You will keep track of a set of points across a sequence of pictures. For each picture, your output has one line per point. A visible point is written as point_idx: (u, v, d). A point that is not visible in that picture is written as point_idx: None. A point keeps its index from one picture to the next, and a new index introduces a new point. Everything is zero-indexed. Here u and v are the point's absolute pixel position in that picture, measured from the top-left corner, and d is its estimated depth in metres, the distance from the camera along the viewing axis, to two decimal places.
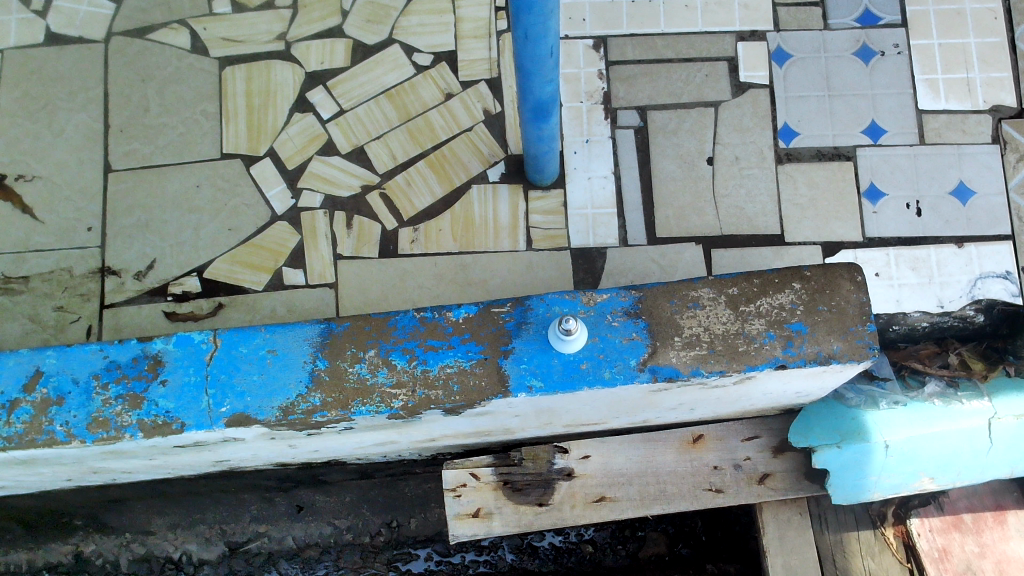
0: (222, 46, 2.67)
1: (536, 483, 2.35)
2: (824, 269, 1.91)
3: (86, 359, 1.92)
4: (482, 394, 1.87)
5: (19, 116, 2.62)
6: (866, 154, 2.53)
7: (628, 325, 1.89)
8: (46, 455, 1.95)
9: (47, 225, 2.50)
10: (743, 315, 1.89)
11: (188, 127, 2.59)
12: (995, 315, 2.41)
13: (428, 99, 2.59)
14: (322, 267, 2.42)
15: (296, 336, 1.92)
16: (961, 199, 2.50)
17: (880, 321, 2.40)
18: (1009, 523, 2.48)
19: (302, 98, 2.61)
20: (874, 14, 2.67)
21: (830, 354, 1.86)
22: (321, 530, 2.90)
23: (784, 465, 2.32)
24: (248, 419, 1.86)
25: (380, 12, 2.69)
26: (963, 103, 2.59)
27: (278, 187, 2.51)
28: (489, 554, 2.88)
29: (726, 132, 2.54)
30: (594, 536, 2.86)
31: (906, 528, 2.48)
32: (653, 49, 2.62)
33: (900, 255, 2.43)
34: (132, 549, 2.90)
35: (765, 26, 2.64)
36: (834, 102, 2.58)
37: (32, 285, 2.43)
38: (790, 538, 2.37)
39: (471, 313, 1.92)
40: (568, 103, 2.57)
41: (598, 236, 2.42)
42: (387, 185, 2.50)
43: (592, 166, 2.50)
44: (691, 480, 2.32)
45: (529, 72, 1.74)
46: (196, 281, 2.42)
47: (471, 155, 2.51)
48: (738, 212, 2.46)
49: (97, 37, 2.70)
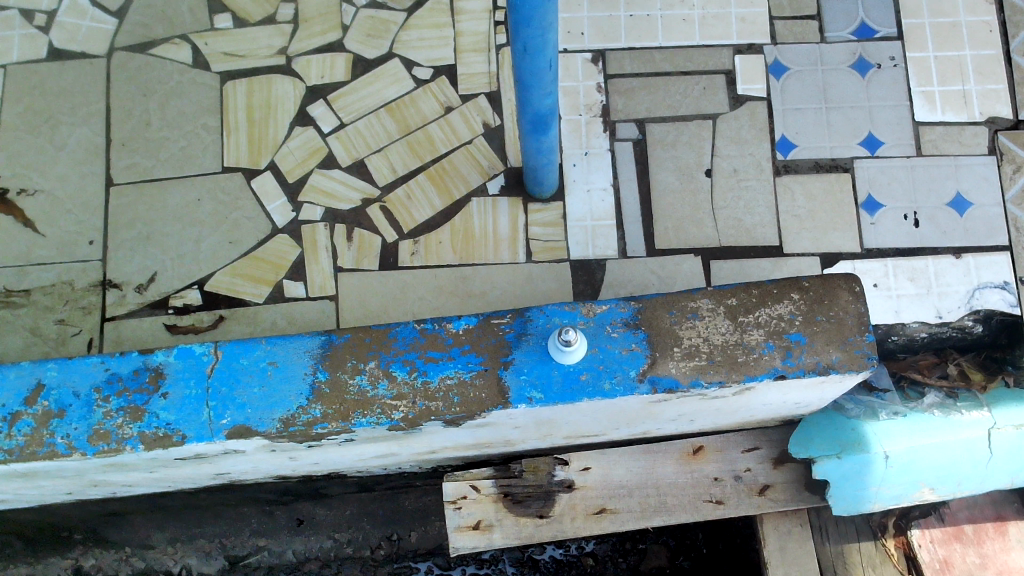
0: (223, 60, 2.70)
1: (536, 495, 2.34)
2: (823, 280, 1.91)
3: (87, 371, 1.92)
4: (482, 406, 1.87)
5: (22, 131, 2.64)
6: (864, 165, 2.54)
7: (628, 336, 1.90)
8: (47, 467, 1.95)
9: (49, 239, 2.51)
10: (743, 325, 1.89)
11: (189, 141, 2.61)
12: (994, 325, 2.42)
13: (428, 112, 2.61)
14: (323, 279, 2.43)
15: (296, 348, 1.92)
16: (959, 210, 2.51)
17: (879, 332, 2.40)
18: (1010, 534, 2.47)
19: (303, 112, 2.63)
20: (870, 27, 2.69)
21: (829, 364, 1.87)
22: (321, 544, 2.89)
23: (784, 477, 2.32)
24: (248, 431, 1.87)
25: (380, 26, 2.72)
26: (959, 114, 2.61)
27: (278, 200, 2.52)
28: (490, 567, 2.87)
29: (724, 144, 2.55)
30: (595, 548, 2.86)
31: (907, 539, 2.47)
32: (651, 62, 2.64)
33: (898, 265, 2.44)
34: (132, 563, 2.89)
35: (762, 39, 2.67)
36: (831, 114, 2.60)
37: (34, 298, 2.44)
38: (791, 550, 2.37)
39: (471, 324, 1.93)
40: (568, 116, 2.59)
41: (598, 248, 2.43)
42: (388, 198, 2.51)
43: (591, 179, 2.51)
44: (691, 491, 2.32)
45: (529, 84, 1.76)
46: (197, 294, 2.43)
47: (471, 168, 2.53)
48: (737, 223, 2.47)
49: (100, 52, 2.72)
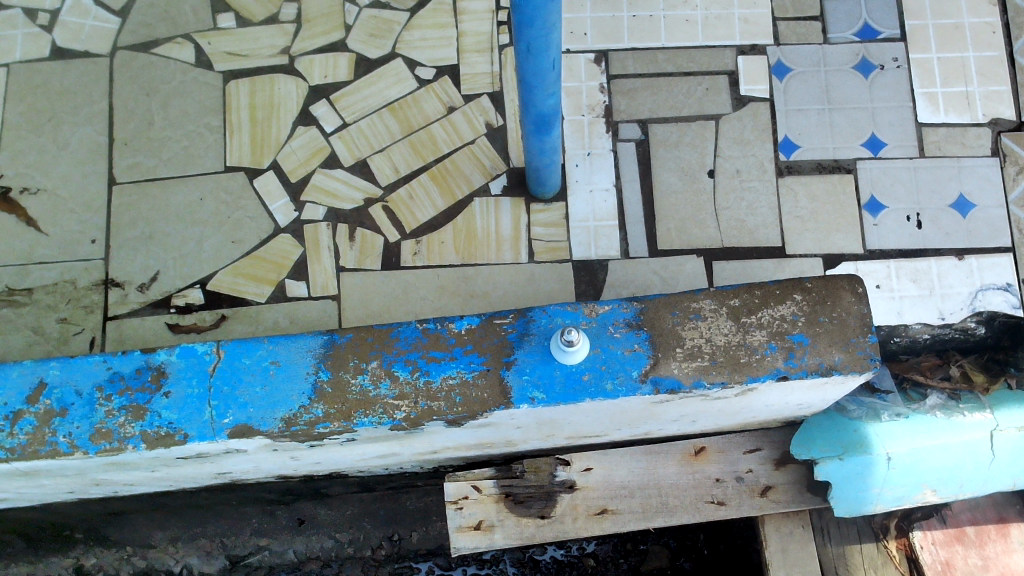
0: (226, 59, 2.70)
1: (537, 496, 2.34)
2: (826, 281, 1.91)
3: (90, 370, 1.92)
4: (484, 406, 1.87)
5: (24, 130, 2.64)
6: (866, 166, 2.54)
7: (630, 336, 1.90)
8: (49, 466, 1.95)
9: (51, 238, 2.51)
10: (745, 326, 1.89)
11: (192, 140, 2.61)
12: (996, 327, 2.41)
13: (431, 112, 2.61)
14: (325, 279, 2.43)
15: (299, 347, 1.92)
16: (961, 211, 2.51)
17: (881, 333, 2.40)
18: (1013, 536, 2.47)
19: (306, 111, 2.63)
20: (873, 29, 2.69)
21: (831, 365, 1.87)
22: (322, 544, 2.89)
23: (786, 478, 2.32)
24: (250, 430, 1.87)
25: (383, 26, 2.72)
26: (961, 116, 2.61)
27: (281, 200, 2.52)
28: (491, 568, 2.87)
29: (727, 145, 2.55)
30: (596, 549, 2.86)
31: (908, 541, 2.46)
32: (654, 63, 2.64)
33: (900, 267, 2.44)
34: (133, 562, 2.89)
35: (765, 40, 2.67)
36: (834, 115, 2.60)
37: (36, 297, 2.44)
38: (792, 551, 2.36)
39: (473, 324, 1.93)
40: (570, 116, 2.59)
41: (600, 248, 2.43)
42: (390, 198, 2.51)
43: (593, 179, 2.51)
44: (693, 492, 2.32)
45: (532, 85, 1.76)
46: (199, 293, 2.43)
47: (473, 168, 2.53)
48: (739, 224, 2.47)
49: (102, 51, 2.72)
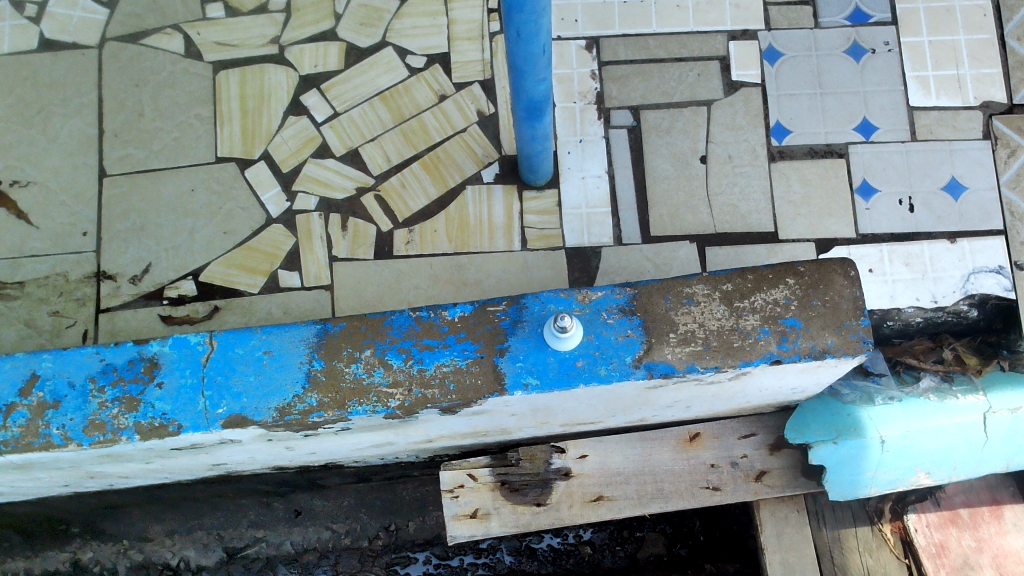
0: (216, 50, 2.68)
1: (533, 483, 2.34)
2: (819, 265, 1.91)
3: (83, 362, 1.92)
4: (478, 393, 1.87)
5: (13, 122, 2.63)
6: (859, 150, 2.54)
7: (623, 322, 1.90)
8: (43, 459, 1.94)
9: (42, 230, 2.50)
10: (738, 311, 1.89)
11: (183, 131, 2.60)
12: (989, 309, 2.42)
13: (422, 101, 2.60)
14: (318, 269, 2.43)
15: (292, 336, 1.92)
16: (954, 194, 2.51)
17: (875, 317, 2.40)
18: (1006, 517, 2.51)
19: (296, 101, 2.61)
20: (864, 12, 2.68)
21: (824, 348, 1.87)
22: (320, 535, 2.90)
23: (781, 463, 2.33)
24: (243, 421, 1.86)
25: (374, 14, 2.70)
26: (953, 99, 2.61)
27: (272, 190, 2.51)
28: (488, 556, 2.88)
29: (719, 131, 2.55)
30: (593, 537, 2.87)
31: (903, 524, 2.47)
32: (645, 49, 2.63)
33: (893, 250, 2.44)
34: (130, 556, 2.89)
35: (757, 25, 2.66)
36: (827, 100, 2.59)
37: (27, 290, 2.43)
38: (787, 535, 2.38)
39: (466, 312, 1.92)
40: (562, 103, 2.57)
41: (593, 236, 2.43)
42: (383, 186, 2.51)
43: (586, 166, 2.50)
44: (688, 478, 2.33)
45: (522, 71, 1.74)
46: (191, 285, 2.42)
47: (466, 155, 2.53)
48: (732, 209, 2.47)
49: (90, 42, 2.70)
